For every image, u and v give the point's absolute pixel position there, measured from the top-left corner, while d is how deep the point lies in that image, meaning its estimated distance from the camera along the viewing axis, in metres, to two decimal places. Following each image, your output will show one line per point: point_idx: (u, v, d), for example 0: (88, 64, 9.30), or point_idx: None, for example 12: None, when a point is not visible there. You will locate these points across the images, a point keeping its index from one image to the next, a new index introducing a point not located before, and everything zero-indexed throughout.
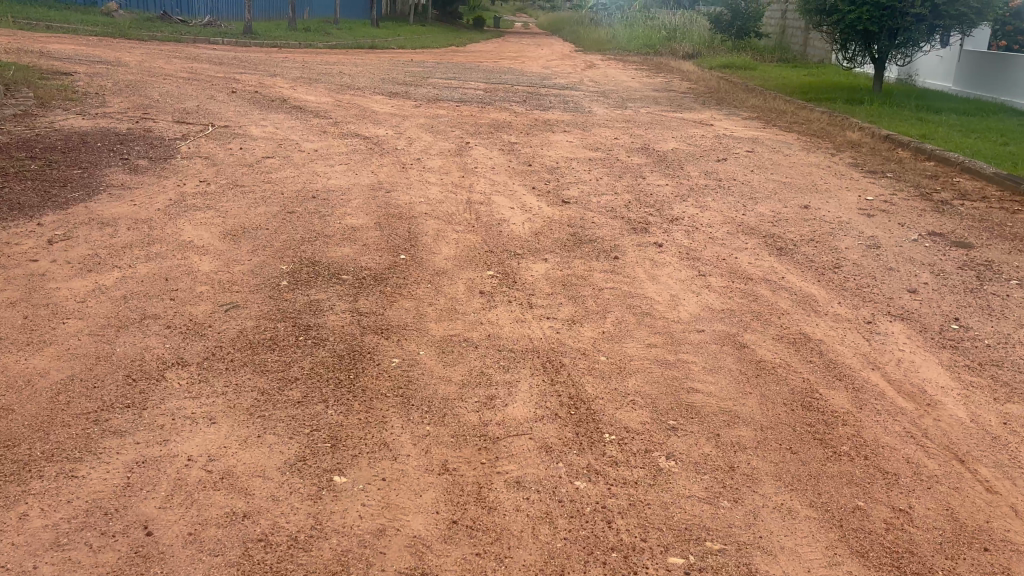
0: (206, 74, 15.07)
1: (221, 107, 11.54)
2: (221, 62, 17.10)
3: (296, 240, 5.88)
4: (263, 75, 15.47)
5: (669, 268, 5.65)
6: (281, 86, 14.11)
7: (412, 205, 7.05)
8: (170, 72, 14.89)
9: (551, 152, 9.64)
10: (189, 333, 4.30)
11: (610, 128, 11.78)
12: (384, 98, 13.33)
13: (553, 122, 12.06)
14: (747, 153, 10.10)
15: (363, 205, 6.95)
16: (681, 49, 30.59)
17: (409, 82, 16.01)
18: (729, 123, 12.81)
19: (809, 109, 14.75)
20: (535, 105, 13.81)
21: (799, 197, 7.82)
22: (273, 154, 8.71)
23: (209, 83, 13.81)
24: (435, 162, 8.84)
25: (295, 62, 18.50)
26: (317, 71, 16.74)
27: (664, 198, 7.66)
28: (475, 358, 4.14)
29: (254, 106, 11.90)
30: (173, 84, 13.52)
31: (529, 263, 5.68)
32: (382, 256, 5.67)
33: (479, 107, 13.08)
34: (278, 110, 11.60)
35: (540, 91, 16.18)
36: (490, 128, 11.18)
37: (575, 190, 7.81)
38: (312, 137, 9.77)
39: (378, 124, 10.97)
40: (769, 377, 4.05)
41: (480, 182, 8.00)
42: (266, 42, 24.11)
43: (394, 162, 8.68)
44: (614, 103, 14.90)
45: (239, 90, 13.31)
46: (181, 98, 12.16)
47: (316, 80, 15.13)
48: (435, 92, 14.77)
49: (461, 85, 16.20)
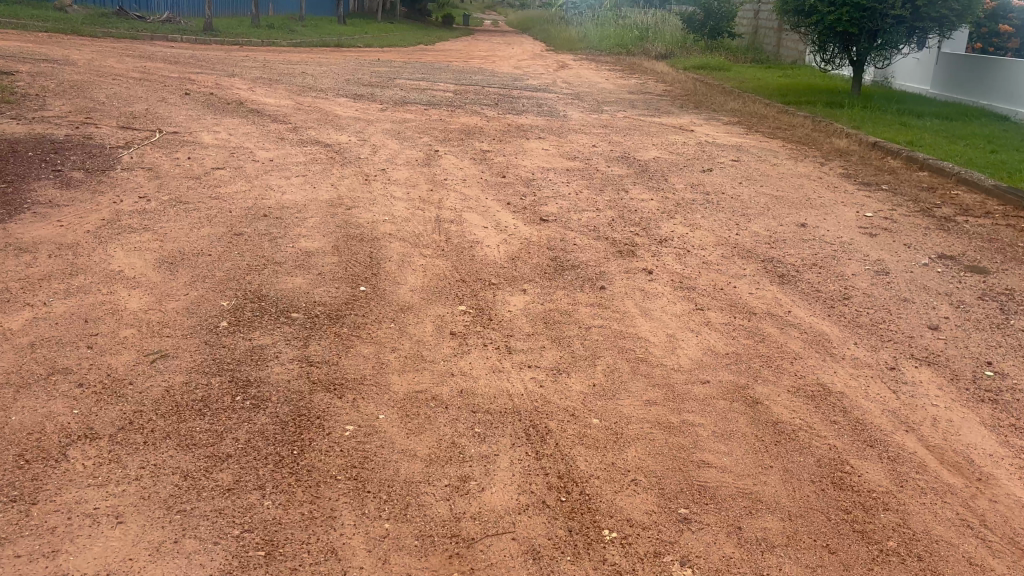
0: (159, 73, 14.23)
1: (171, 110, 10.76)
2: (177, 61, 16.25)
3: (240, 270, 5.20)
4: (220, 75, 14.66)
5: (662, 301, 5.06)
6: (238, 88, 13.33)
7: (375, 224, 6.39)
8: (121, 72, 14.04)
9: (525, 161, 9.02)
10: (103, 394, 3.61)
11: (588, 134, 11.20)
12: (348, 101, 12.62)
13: (527, 128, 11.44)
14: (733, 162, 9.57)
15: (320, 224, 6.28)
16: (654, 49, 30.11)
17: (376, 83, 15.30)
18: (710, 129, 12.28)
19: (790, 113, 14.29)
20: (508, 109, 13.19)
21: (794, 213, 7.29)
22: (224, 164, 7.99)
23: (161, 84, 12.99)
24: (401, 173, 8.17)
25: (255, 61, 17.70)
26: (279, 70, 15.96)
27: (650, 215, 7.07)
28: (444, 424, 3.50)
29: (208, 109, 11.14)
30: (122, 85, 12.69)
31: (506, 296, 5.05)
32: (338, 288, 5.01)
33: (449, 111, 12.42)
34: (233, 115, 10.85)
35: (512, 93, 15.54)
36: (461, 134, 10.54)
37: (553, 206, 7.20)
38: (268, 145, 9.06)
39: (341, 130, 10.28)
40: (791, 446, 3.47)
41: (450, 196, 7.36)
42: (227, 40, 23.22)
43: (356, 173, 8.01)
44: (590, 106, 14.32)
45: (194, 91, 12.52)
46: (128, 100, 11.35)
47: (277, 81, 14.37)
48: (402, 93, 14.09)
49: (430, 86, 15.53)
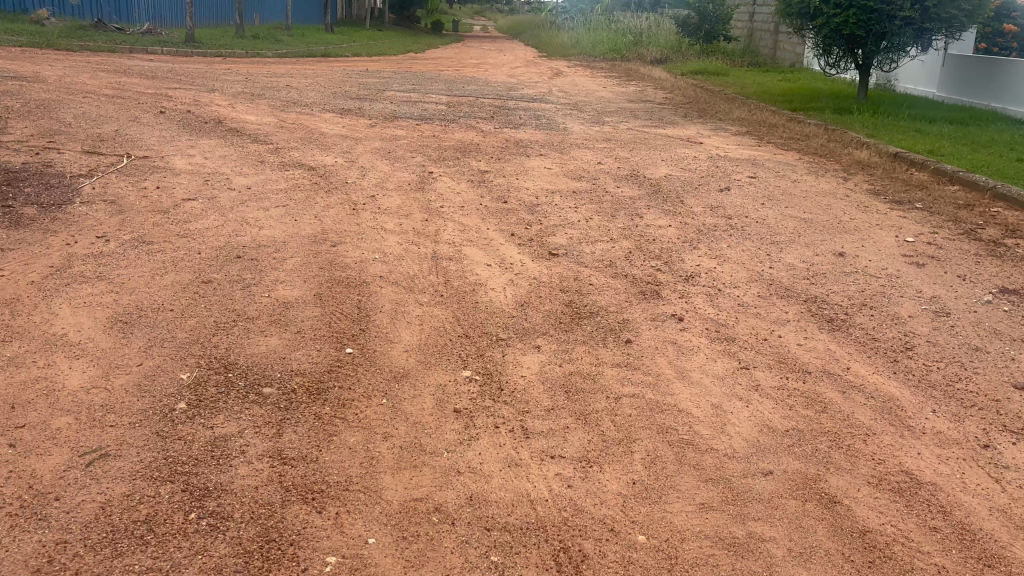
0: (136, 90, 13.50)
1: (143, 132, 10.02)
2: (155, 76, 15.48)
3: (205, 330, 4.46)
4: (200, 91, 13.93)
5: (698, 359, 4.33)
6: (219, 104, 12.60)
7: (363, 264, 5.65)
8: (93, 89, 13.26)
9: (527, 183, 8.29)
10: (20, 518, 2.88)
11: (591, 149, 10.49)
12: (335, 117, 11.89)
13: (525, 144, 10.72)
14: (750, 179, 8.88)
15: (301, 265, 5.55)
16: (649, 54, 29.42)
17: (364, 96, 14.56)
18: (719, 141, 11.58)
19: (800, 121, 13.62)
20: (504, 122, 12.49)
21: (829, 240, 6.59)
22: (196, 194, 7.25)
23: (136, 102, 12.25)
24: (392, 200, 7.44)
25: (238, 74, 16.96)
26: (261, 84, 15.20)
27: (670, 245, 6.35)
28: (450, 550, 2.78)
29: (184, 129, 10.38)
30: (93, 103, 11.93)
31: (517, 354, 4.32)
32: (320, 350, 4.27)
33: (442, 126, 11.69)
34: (211, 135, 10.12)
35: (508, 105, 14.83)
36: (456, 152, 9.81)
37: (562, 237, 6.47)
38: (247, 170, 8.33)
39: (326, 150, 9.55)
40: (889, 570, 2.78)
41: (447, 227, 6.63)
42: (210, 52, 22.50)
43: (343, 201, 7.28)
44: (590, 117, 13.62)
45: (170, 109, 11.76)
46: (99, 120, 10.61)
47: (260, 96, 13.64)
48: (392, 107, 13.36)
49: (421, 98, 14.82)
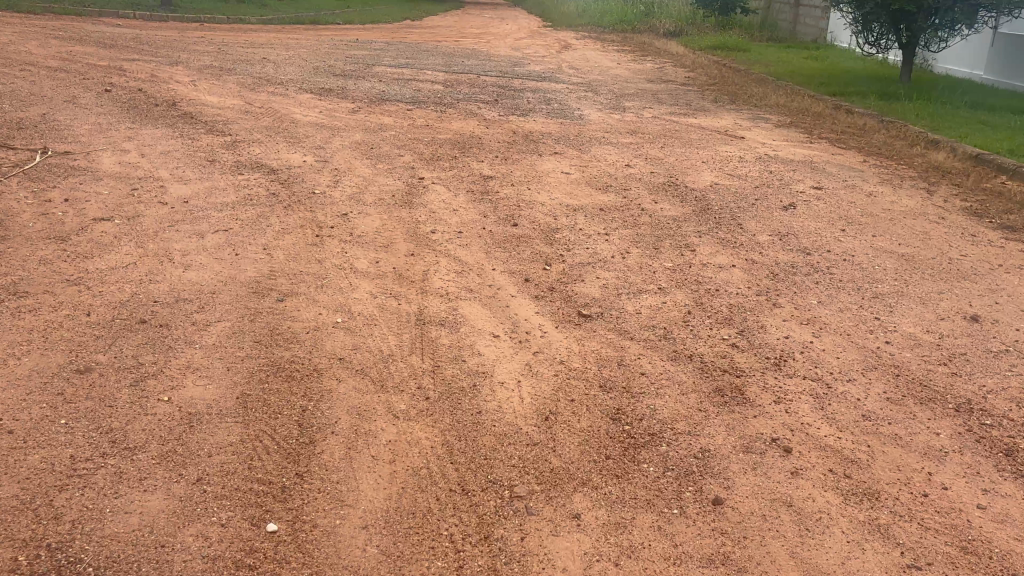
0: (86, 61, 11.72)
1: (77, 117, 8.29)
2: (114, 44, 13.69)
3: (49, 479, 2.80)
4: (162, 63, 12.17)
5: (833, 545, 2.71)
6: (180, 81, 10.85)
7: (318, 336, 3.97)
8: (35, 59, 11.49)
9: (540, 197, 6.64)
10: None
11: (614, 144, 8.83)
12: (313, 100, 10.16)
13: (537, 137, 9.03)
14: (813, 191, 7.25)
15: (228, 339, 3.88)
16: (661, 27, 27.49)
17: (350, 72, 12.83)
18: (762, 136, 9.90)
19: (846, 110, 11.94)
20: (509, 108, 10.81)
21: (945, 291, 4.97)
22: (113, 211, 5.56)
23: (82, 77, 10.49)
24: (369, 221, 5.78)
25: (211, 42, 15.17)
26: (235, 57, 13.45)
27: (739, 300, 4.70)
28: None
29: (127, 113, 8.67)
30: (29, 77, 10.19)
31: (545, 532, 2.69)
32: (223, 528, 2.63)
33: (437, 113, 9.98)
34: (160, 121, 8.40)
35: (514, 85, 13.08)
36: (452, 149, 8.13)
37: (593, 286, 4.81)
38: (190, 172, 6.62)
39: (296, 145, 7.87)
40: None
41: (438, 268, 4.98)
42: (188, 17, 20.60)
43: (305, 223, 5.61)
44: (607, 103, 11.94)
45: (119, 87, 10.03)
46: (26, 100, 8.86)
47: (230, 72, 11.88)
48: (381, 86, 11.65)
49: (415, 76, 13.10)
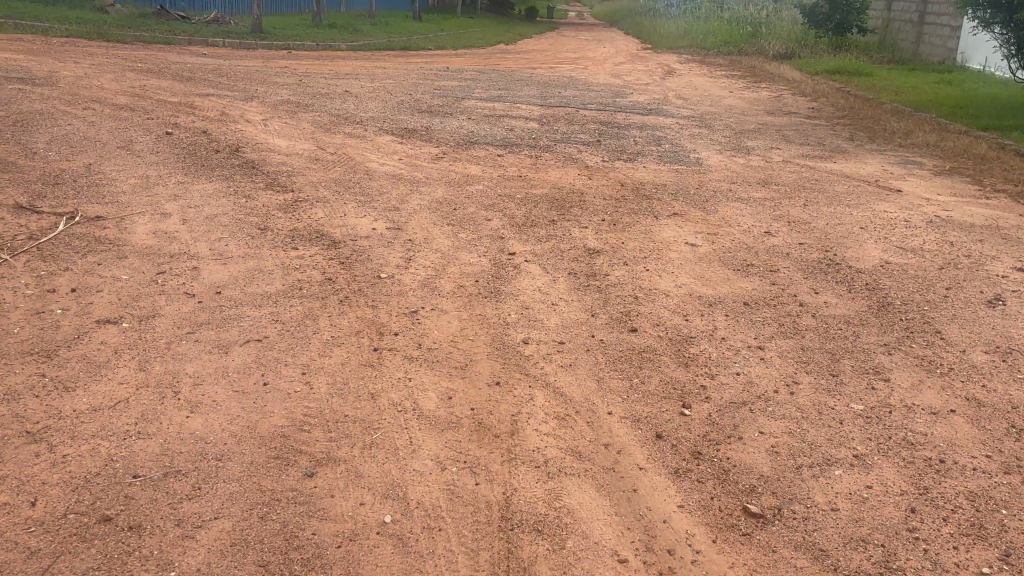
0: (157, 97, 10.93)
1: (126, 167, 7.31)
2: (192, 76, 12.94)
3: None
4: (237, 98, 11.28)
5: None
6: (251, 120, 9.88)
7: (353, 556, 2.65)
8: (105, 96, 10.75)
9: (663, 283, 5.20)
10: None
11: (745, 201, 7.32)
12: (393, 143, 9.01)
13: (650, 191, 7.60)
14: (1017, 275, 5.58)
15: (218, 560, 2.60)
16: (770, 50, 25.62)
17: (437, 108, 11.69)
18: (922, 189, 8.21)
19: (1016, 151, 10.05)
20: (615, 152, 9.42)
21: None
22: (126, 306, 4.42)
23: (146, 116, 9.65)
24: (444, 324, 4.46)
25: (294, 73, 14.34)
26: (316, 90, 12.50)
27: (981, 483, 3.16)
28: None
29: (183, 162, 7.67)
30: (91, 117, 9.39)
31: None
32: None
33: (532, 160, 8.67)
34: (216, 173, 7.36)
35: (617, 122, 11.69)
36: (550, 210, 6.80)
37: (756, 448, 3.35)
38: (234, 245, 5.48)
39: (367, 205, 6.68)
40: None
41: (534, 407, 3.60)
42: (277, 45, 20.02)
43: (361, 329, 4.33)
44: (726, 144, 10.42)
45: (183, 128, 9.10)
46: (77, 146, 7.98)
47: (307, 109, 10.88)
48: (470, 126, 10.43)
49: (508, 112, 11.86)
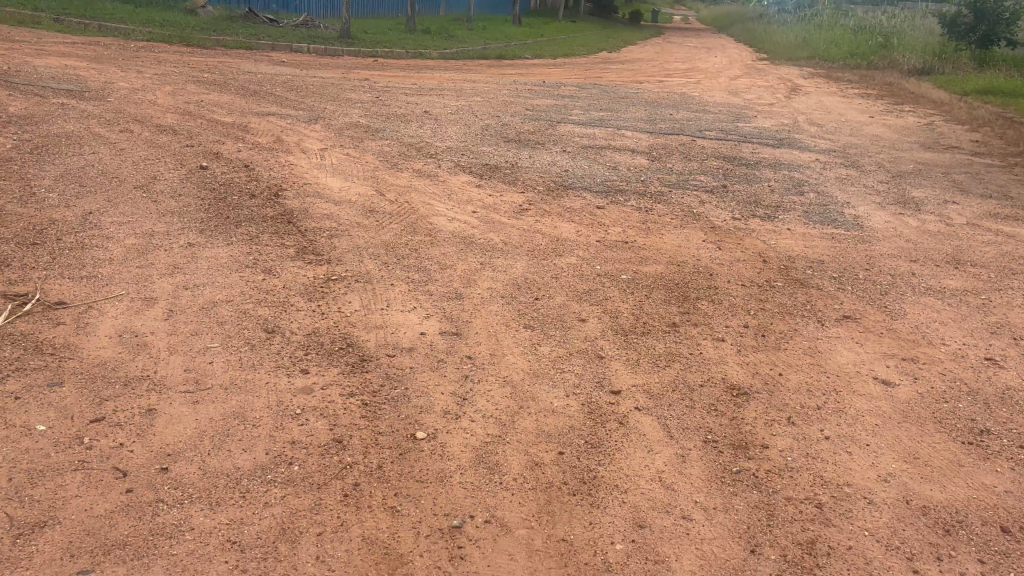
0: (210, 115, 9.57)
1: (131, 219, 5.82)
2: (259, 88, 11.59)
3: None
4: (300, 118, 9.83)
5: None
6: (307, 148, 8.36)
7: None
8: (152, 114, 9.45)
9: (855, 476, 3.32)
10: None
11: (937, 298, 5.34)
12: (469, 189, 7.36)
13: (801, 274, 5.70)
14: None
15: None
16: (905, 63, 22.88)
17: (527, 137, 9.99)
18: None
19: None
20: (747, 204, 7.50)
21: None
22: (8, 500, 2.82)
23: (187, 141, 8.25)
24: (502, 561, 2.72)
25: (373, 87, 12.88)
26: (393, 110, 10.97)
27: None
28: None
29: (205, 210, 6.17)
30: (124, 142, 8.04)
31: None
32: None
33: (641, 217, 6.86)
34: (240, 229, 5.80)
35: (743, 158, 9.73)
36: (669, 304, 4.98)
37: None
38: (220, 365, 3.86)
39: (421, 288, 5.00)
40: None
41: None
42: (363, 52, 18.65)
43: (365, 571, 2.64)
44: (884, 194, 8.35)
45: (224, 159, 7.65)
46: (88, 184, 6.58)
47: (376, 135, 9.30)
48: (565, 163, 8.68)
49: (612, 143, 10.05)
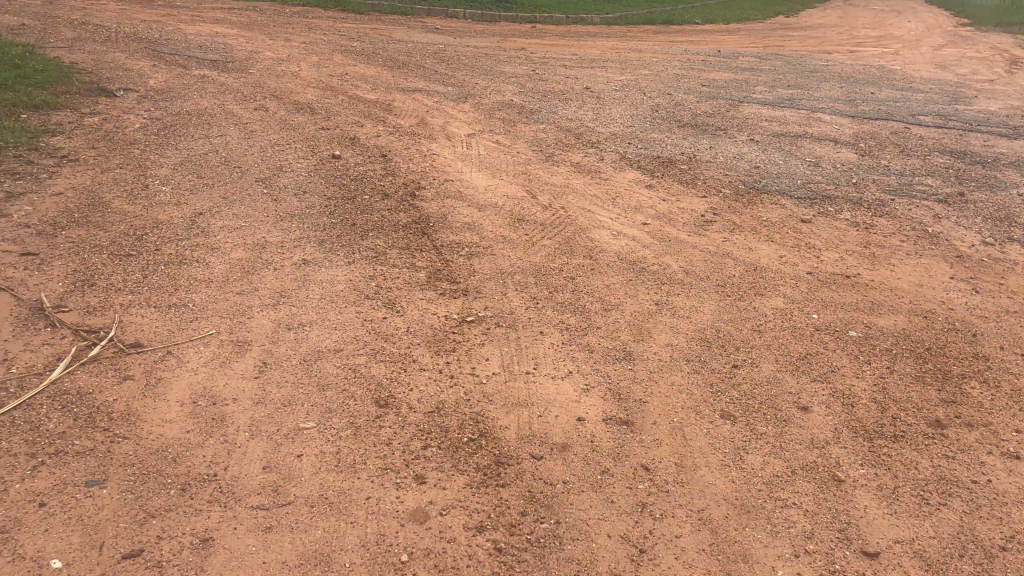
0: (353, 91, 8.73)
1: (243, 224, 4.97)
2: (408, 59, 10.70)
3: None
4: (449, 95, 8.84)
5: None
6: (452, 134, 7.34)
7: None
8: (292, 88, 8.72)
9: None
10: None
11: None
12: (639, 192, 6.12)
13: None
14: None
15: None
16: None
17: (704, 121, 8.57)
18: None
19: None
20: (997, 222, 5.85)
21: None
22: None
23: (324, 122, 7.42)
24: None
25: (530, 58, 11.75)
26: (551, 86, 9.81)
27: None
28: None
29: (329, 213, 5.25)
30: (257, 122, 7.29)
31: None
32: None
33: (860, 237, 5.40)
34: (364, 244, 4.84)
35: (975, 153, 7.92)
36: (924, 385, 3.59)
37: None
38: (310, 462, 2.86)
39: (581, 340, 3.84)
40: None
41: None
42: (522, 17, 17.50)
43: None
44: None
45: (360, 146, 6.76)
46: (207, 175, 5.82)
47: (531, 118, 8.17)
48: (753, 155, 7.25)
49: (807, 130, 8.47)
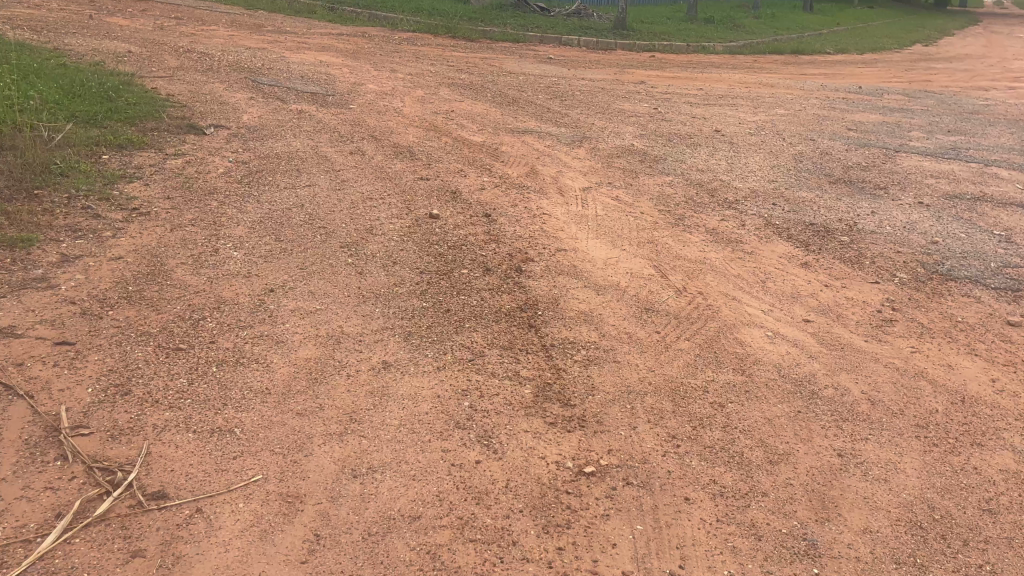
0: (458, 132, 7.94)
1: (318, 307, 4.17)
2: (519, 94, 9.88)
3: None
4: (563, 138, 7.95)
5: None
6: (567, 187, 6.43)
7: None
8: (393, 127, 8.00)
9: None
10: None
11: None
12: (792, 272, 5.04)
13: None
14: None
15: None
16: None
17: (857, 175, 7.39)
18: None
19: None
20: None
21: None
22: None
23: (424, 170, 6.63)
24: None
25: (650, 93, 10.75)
26: (676, 127, 8.79)
27: None
28: None
29: (421, 294, 4.40)
30: (351, 169, 6.57)
31: None
32: None
33: None
34: (459, 340, 3.95)
35: None
36: None
37: None
38: None
39: (740, 518, 2.83)
40: None
41: None
42: (640, 45, 16.50)
43: None
44: None
45: (463, 202, 5.92)
46: (287, 236, 5.08)
47: (655, 167, 7.18)
48: (926, 225, 6.05)
49: (985, 190, 7.17)
